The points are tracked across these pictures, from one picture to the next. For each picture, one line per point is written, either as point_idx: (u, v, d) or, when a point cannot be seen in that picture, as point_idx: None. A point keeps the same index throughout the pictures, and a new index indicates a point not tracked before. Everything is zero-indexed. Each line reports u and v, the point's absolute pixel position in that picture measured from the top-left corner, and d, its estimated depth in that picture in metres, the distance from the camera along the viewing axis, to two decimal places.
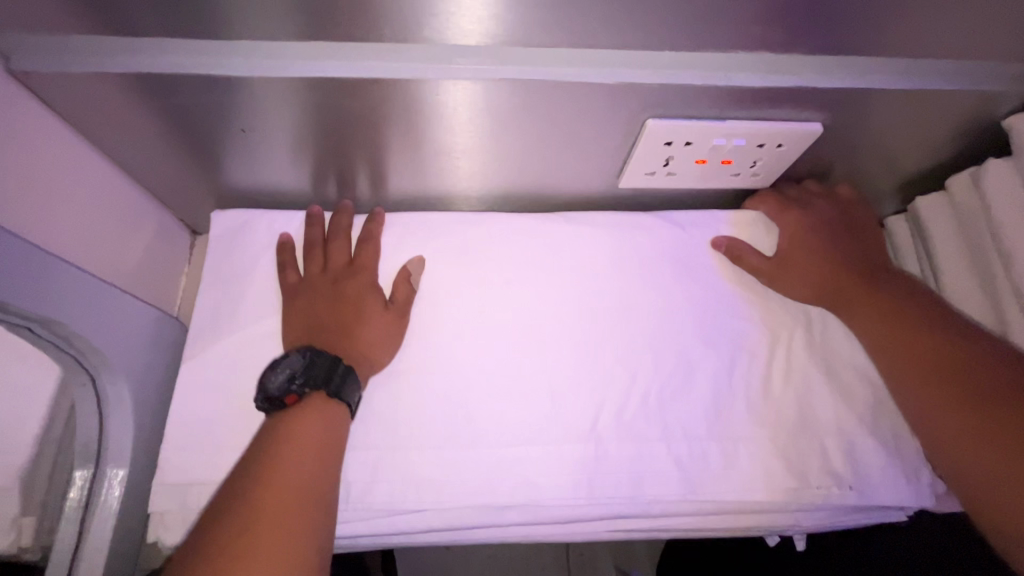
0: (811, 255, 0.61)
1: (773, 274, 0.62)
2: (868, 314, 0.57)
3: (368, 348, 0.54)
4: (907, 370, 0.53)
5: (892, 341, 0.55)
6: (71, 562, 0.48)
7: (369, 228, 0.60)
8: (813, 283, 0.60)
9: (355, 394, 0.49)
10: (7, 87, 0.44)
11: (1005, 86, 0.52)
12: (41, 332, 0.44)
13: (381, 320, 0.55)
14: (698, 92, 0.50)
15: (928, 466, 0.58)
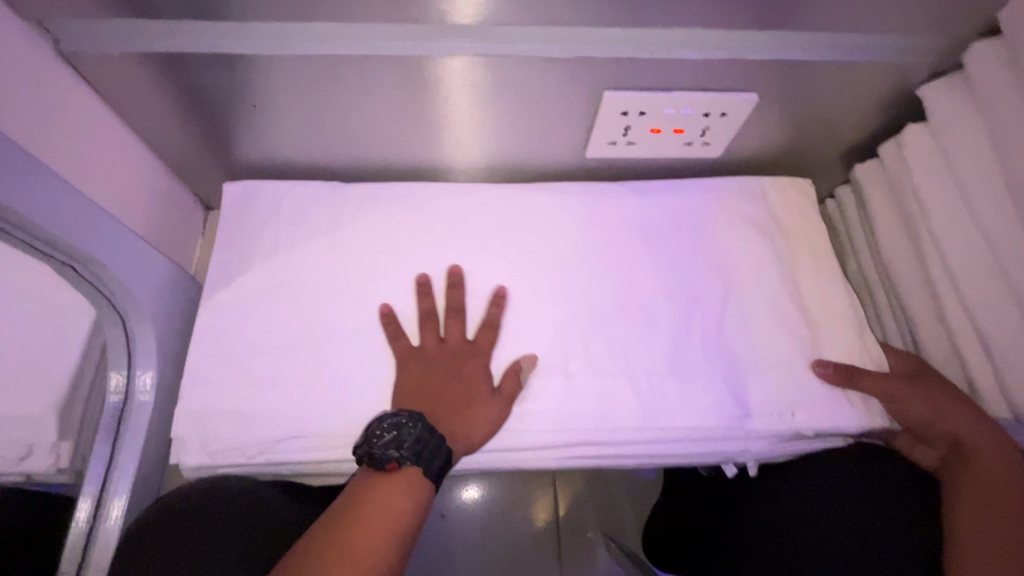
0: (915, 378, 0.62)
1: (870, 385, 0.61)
2: (975, 440, 0.58)
3: (469, 436, 0.58)
4: (1001, 486, 0.56)
5: (990, 458, 0.57)
6: (105, 474, 0.57)
7: (494, 313, 0.63)
8: (916, 408, 0.60)
9: (442, 474, 0.55)
10: (53, 65, 0.51)
11: (918, 57, 0.59)
12: (83, 272, 0.52)
13: (487, 410, 0.59)
14: (648, 65, 0.57)
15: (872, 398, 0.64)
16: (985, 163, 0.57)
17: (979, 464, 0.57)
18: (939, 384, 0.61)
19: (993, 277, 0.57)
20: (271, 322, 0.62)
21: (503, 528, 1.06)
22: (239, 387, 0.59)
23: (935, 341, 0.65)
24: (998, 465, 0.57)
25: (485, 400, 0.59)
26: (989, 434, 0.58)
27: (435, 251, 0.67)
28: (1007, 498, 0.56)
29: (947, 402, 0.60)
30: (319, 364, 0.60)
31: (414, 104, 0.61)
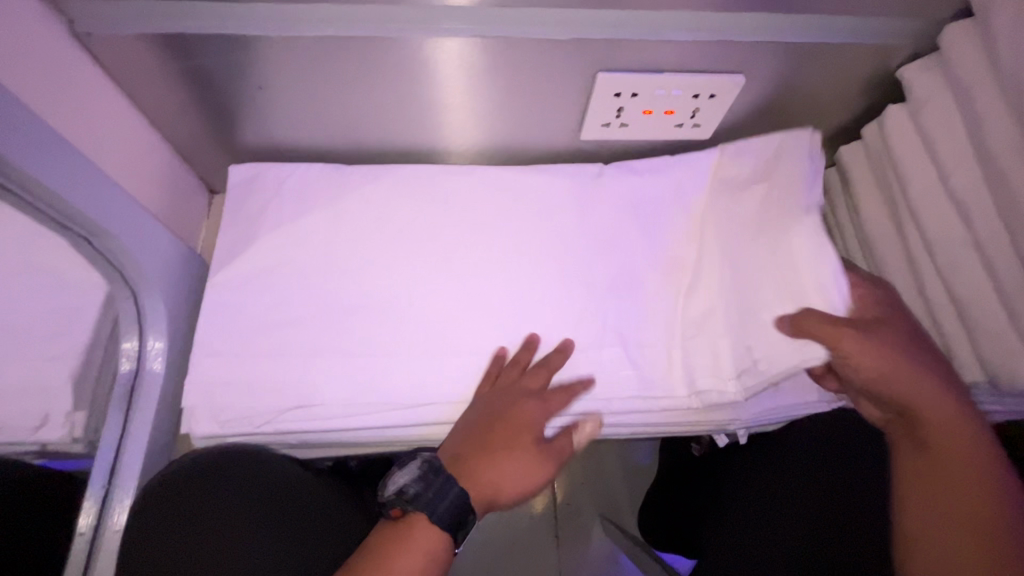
0: (877, 330, 0.58)
1: (828, 339, 0.57)
2: (927, 396, 0.57)
3: (506, 482, 0.57)
4: (956, 440, 0.57)
5: (939, 415, 0.57)
6: (117, 444, 0.58)
7: (575, 387, 0.62)
8: (877, 363, 0.57)
9: (455, 521, 0.55)
10: (68, 46, 0.54)
11: (896, 39, 0.62)
12: (96, 245, 0.54)
13: (530, 459, 0.58)
14: (639, 46, 0.59)
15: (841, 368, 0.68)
16: (959, 138, 0.60)
17: (930, 421, 0.57)
18: (896, 336, 0.58)
19: (967, 247, 0.60)
20: (277, 298, 0.64)
21: (501, 512, 1.08)
22: (246, 359, 0.61)
23: (914, 309, 0.67)
24: (947, 422, 0.57)
25: (533, 469, 0.58)
26: (942, 387, 0.58)
27: (434, 230, 0.69)
28: (962, 455, 0.57)
29: (885, 357, 0.57)
30: (324, 337, 0.62)
31: (413, 86, 0.64)
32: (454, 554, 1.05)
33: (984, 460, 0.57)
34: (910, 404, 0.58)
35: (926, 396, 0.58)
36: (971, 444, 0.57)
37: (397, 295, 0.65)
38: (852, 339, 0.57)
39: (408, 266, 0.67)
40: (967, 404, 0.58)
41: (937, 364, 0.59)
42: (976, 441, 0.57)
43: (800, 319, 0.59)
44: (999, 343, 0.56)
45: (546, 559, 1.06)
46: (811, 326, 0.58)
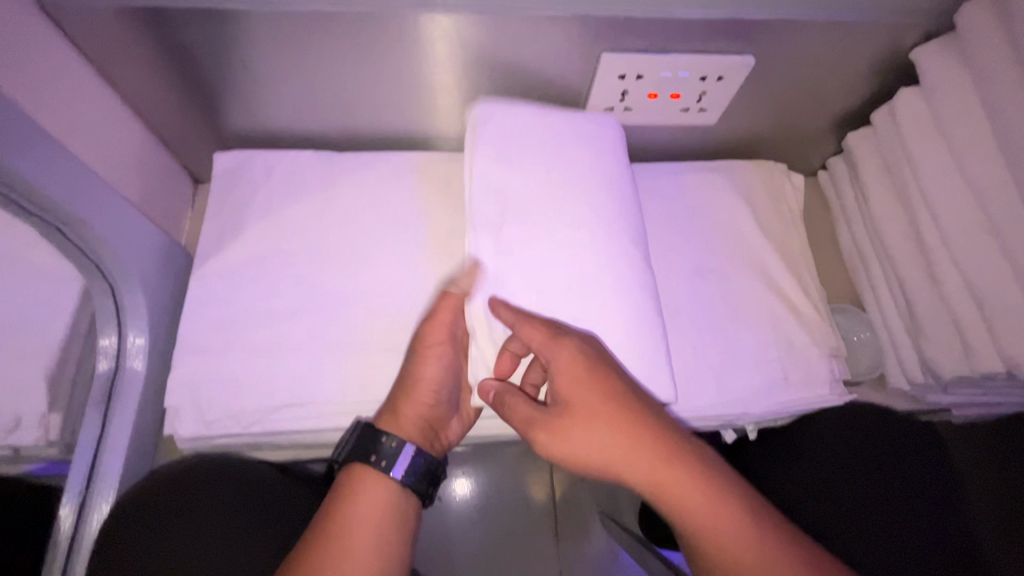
0: (597, 400, 0.48)
1: (571, 440, 0.49)
2: (674, 477, 0.47)
3: (414, 389, 0.55)
4: (696, 521, 0.46)
5: (674, 493, 0.47)
6: (96, 447, 0.55)
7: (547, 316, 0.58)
8: (616, 462, 0.48)
9: (387, 457, 0.52)
10: (36, 20, 0.50)
11: (912, 17, 0.59)
12: (70, 235, 0.50)
13: (431, 362, 0.55)
14: (646, 24, 0.56)
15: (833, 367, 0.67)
16: (975, 120, 0.59)
17: (664, 503, 0.47)
18: (598, 413, 0.48)
19: (983, 233, 0.58)
20: (266, 291, 0.60)
21: (497, 509, 1.05)
22: (234, 355, 0.58)
23: (925, 298, 0.65)
24: (671, 496, 0.47)
25: (433, 359, 0.55)
26: (652, 456, 0.47)
27: (431, 218, 0.65)
28: (737, 553, 0.45)
29: (593, 435, 0.49)
30: (315, 332, 0.59)
31: (408, 66, 0.60)
32: (451, 550, 1.03)
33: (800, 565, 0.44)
34: (622, 481, 0.48)
35: (636, 462, 0.47)
36: (748, 538, 0.45)
37: (393, 287, 0.62)
38: (573, 427, 0.49)
39: (402, 257, 0.63)
40: (751, 501, 0.47)
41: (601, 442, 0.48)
42: (729, 527, 0.46)
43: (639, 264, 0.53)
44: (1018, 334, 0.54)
45: (545, 556, 1.03)
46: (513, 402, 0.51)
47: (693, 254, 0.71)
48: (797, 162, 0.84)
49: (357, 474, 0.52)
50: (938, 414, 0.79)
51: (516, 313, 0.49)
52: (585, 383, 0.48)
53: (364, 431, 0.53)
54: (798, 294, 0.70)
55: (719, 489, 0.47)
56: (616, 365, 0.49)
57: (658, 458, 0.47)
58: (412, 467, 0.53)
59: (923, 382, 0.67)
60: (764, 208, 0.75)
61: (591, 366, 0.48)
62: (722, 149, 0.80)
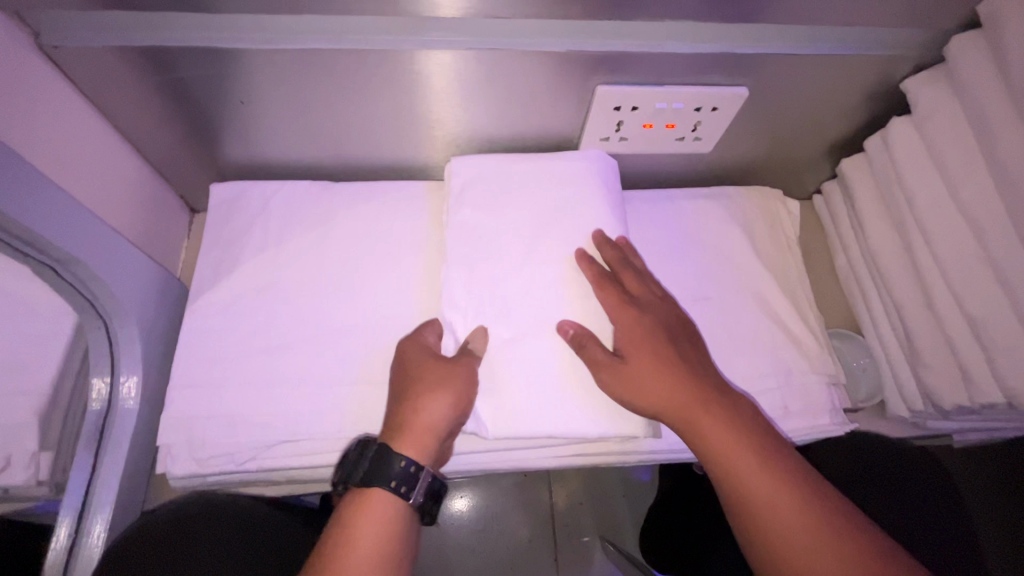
0: (660, 348, 0.56)
1: (629, 384, 0.54)
2: (715, 418, 0.53)
3: (423, 421, 0.53)
4: (730, 461, 0.52)
5: (719, 433, 0.53)
6: (87, 485, 0.54)
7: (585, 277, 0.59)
8: (668, 402, 0.54)
9: (400, 478, 0.51)
10: (35, 60, 0.50)
11: (902, 50, 0.60)
12: (62, 273, 0.50)
13: (439, 399, 0.53)
14: (640, 58, 0.57)
15: (830, 397, 0.67)
16: (967, 148, 0.59)
17: (705, 442, 0.53)
18: (651, 356, 0.55)
19: (980, 261, 0.58)
20: (262, 324, 0.60)
21: (497, 534, 1.04)
22: (229, 390, 0.57)
23: (923, 325, 0.64)
24: (716, 438, 0.53)
25: (444, 384, 0.54)
26: (700, 398, 0.54)
27: (427, 248, 0.65)
28: (763, 494, 0.51)
29: (656, 375, 0.54)
30: (310, 365, 0.59)
31: (405, 100, 0.61)
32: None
33: (822, 509, 0.50)
34: (672, 420, 0.54)
35: (687, 401, 0.54)
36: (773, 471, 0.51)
37: (390, 319, 0.62)
38: (637, 367, 0.54)
39: (399, 288, 0.63)
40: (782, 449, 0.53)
41: (665, 376, 0.54)
42: (761, 471, 0.51)
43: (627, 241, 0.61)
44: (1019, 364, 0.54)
45: None
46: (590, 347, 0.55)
47: (690, 282, 0.71)
48: (792, 186, 0.85)
49: (369, 495, 0.51)
50: (938, 440, 0.78)
51: (599, 270, 0.58)
52: (647, 330, 0.56)
53: (379, 453, 0.52)
54: (796, 321, 0.70)
55: (755, 437, 0.53)
56: (672, 328, 0.57)
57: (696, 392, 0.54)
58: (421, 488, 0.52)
59: (923, 410, 0.67)
60: (760, 234, 0.75)
61: (652, 322, 0.57)
62: (718, 175, 0.81)
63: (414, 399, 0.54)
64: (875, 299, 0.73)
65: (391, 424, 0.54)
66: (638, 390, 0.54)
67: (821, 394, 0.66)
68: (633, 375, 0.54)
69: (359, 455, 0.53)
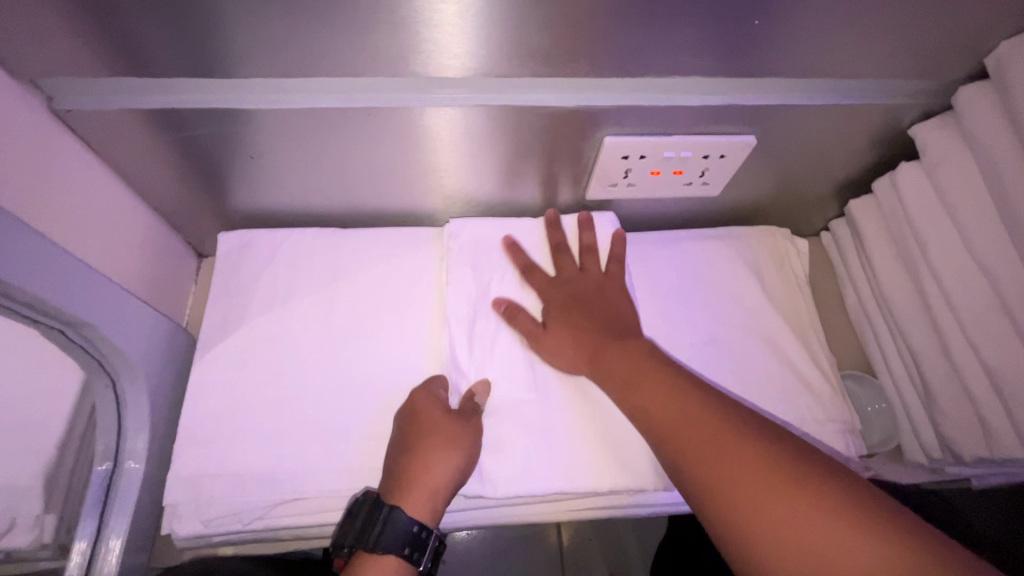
0: (574, 308, 0.60)
1: (545, 347, 0.59)
2: (621, 356, 0.55)
3: (427, 480, 0.53)
4: (643, 391, 0.51)
5: (630, 364, 0.53)
6: (90, 549, 0.54)
7: (523, 257, 0.64)
8: (579, 352, 0.58)
9: (410, 545, 0.52)
10: (50, 124, 0.51)
11: (907, 99, 0.61)
12: (72, 336, 0.50)
13: (443, 457, 0.54)
14: (647, 112, 0.57)
15: (846, 446, 0.65)
16: (979, 196, 0.58)
17: (616, 377, 0.54)
18: (565, 317, 0.59)
19: (995, 310, 0.57)
20: (270, 378, 0.60)
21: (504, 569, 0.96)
22: (236, 447, 0.56)
23: (939, 372, 0.63)
24: (624, 369, 0.54)
25: (451, 441, 0.54)
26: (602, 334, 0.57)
27: (435, 298, 0.65)
28: (679, 418, 0.48)
29: (568, 334, 0.59)
30: (318, 420, 0.58)
31: (414, 152, 0.61)
32: None
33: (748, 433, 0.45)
34: (585, 362, 0.57)
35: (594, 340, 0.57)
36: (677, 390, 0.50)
37: (398, 371, 0.61)
38: (551, 330, 0.59)
39: (407, 338, 0.63)
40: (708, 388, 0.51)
41: (572, 330, 0.59)
42: (673, 398, 0.49)
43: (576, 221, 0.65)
44: None
45: None
46: (521, 317, 0.60)
47: (700, 326, 0.70)
48: (800, 225, 0.84)
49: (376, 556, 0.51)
50: (958, 484, 0.76)
51: (522, 257, 0.64)
52: (566, 295, 0.61)
53: (392, 520, 0.52)
54: (808, 366, 0.69)
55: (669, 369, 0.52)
56: (594, 294, 0.61)
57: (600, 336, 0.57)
58: (428, 551, 0.53)
59: (941, 458, 0.66)
60: (769, 277, 0.74)
61: (571, 289, 0.61)
62: (725, 216, 0.81)
63: (424, 454, 0.54)
64: (888, 342, 0.72)
65: (391, 477, 0.54)
66: (550, 354, 0.59)
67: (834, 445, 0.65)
68: (551, 343, 0.59)
69: (369, 514, 0.53)
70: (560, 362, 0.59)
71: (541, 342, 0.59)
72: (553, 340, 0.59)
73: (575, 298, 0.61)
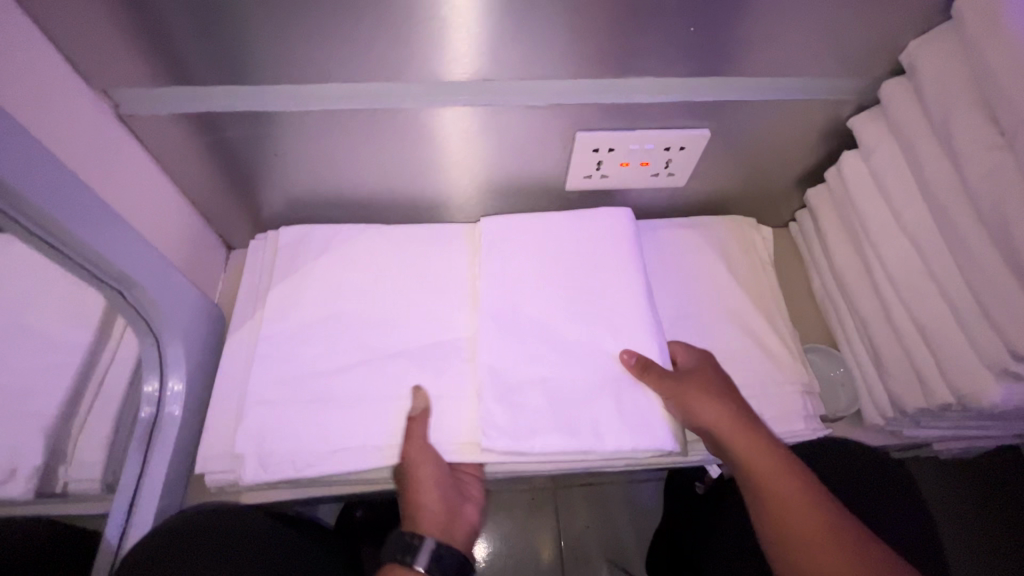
0: (715, 386, 0.64)
1: (692, 404, 0.62)
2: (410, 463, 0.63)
3: None
4: (778, 488, 0.59)
5: (762, 461, 0.60)
6: (137, 480, 0.65)
7: None
8: (721, 427, 0.62)
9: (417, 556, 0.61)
10: (113, 125, 0.62)
11: (841, 94, 0.69)
12: (128, 297, 0.60)
13: None
14: (611, 109, 0.67)
15: (804, 406, 0.72)
16: (905, 176, 0.66)
17: (753, 469, 0.60)
18: (713, 386, 0.64)
19: (924, 276, 0.64)
20: (294, 348, 0.69)
21: (513, 562, 1.12)
22: (260, 400, 0.66)
23: (885, 336, 0.70)
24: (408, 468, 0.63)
25: None
26: (749, 427, 0.62)
27: (468, 287, 0.75)
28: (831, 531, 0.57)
29: (719, 401, 0.63)
30: (364, 384, 0.67)
31: (414, 149, 0.71)
32: None
33: (862, 536, 0.56)
34: (722, 438, 0.62)
35: (730, 431, 0.62)
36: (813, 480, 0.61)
37: (400, 340, 0.70)
38: (700, 395, 0.63)
39: (412, 307, 0.73)
40: (822, 484, 0.60)
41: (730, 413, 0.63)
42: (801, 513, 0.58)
43: (644, 360, 0.65)
44: (964, 368, 0.59)
45: None
46: (652, 370, 0.64)
47: (673, 304, 0.78)
48: (769, 216, 0.93)
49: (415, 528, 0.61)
50: (921, 449, 0.82)
51: None
52: (704, 368, 0.66)
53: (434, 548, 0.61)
54: (770, 336, 0.76)
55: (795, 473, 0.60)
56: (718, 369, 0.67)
57: (749, 411, 0.64)
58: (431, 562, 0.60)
59: (895, 417, 0.71)
60: (735, 258, 0.82)
61: (706, 369, 0.66)
62: (698, 208, 0.89)
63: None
64: (844, 316, 0.79)
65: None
66: (694, 413, 0.62)
67: (796, 406, 0.71)
68: (702, 396, 0.63)
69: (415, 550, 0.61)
70: (708, 417, 0.62)
71: (683, 396, 0.63)
72: (705, 408, 0.62)
73: (713, 375, 0.66)
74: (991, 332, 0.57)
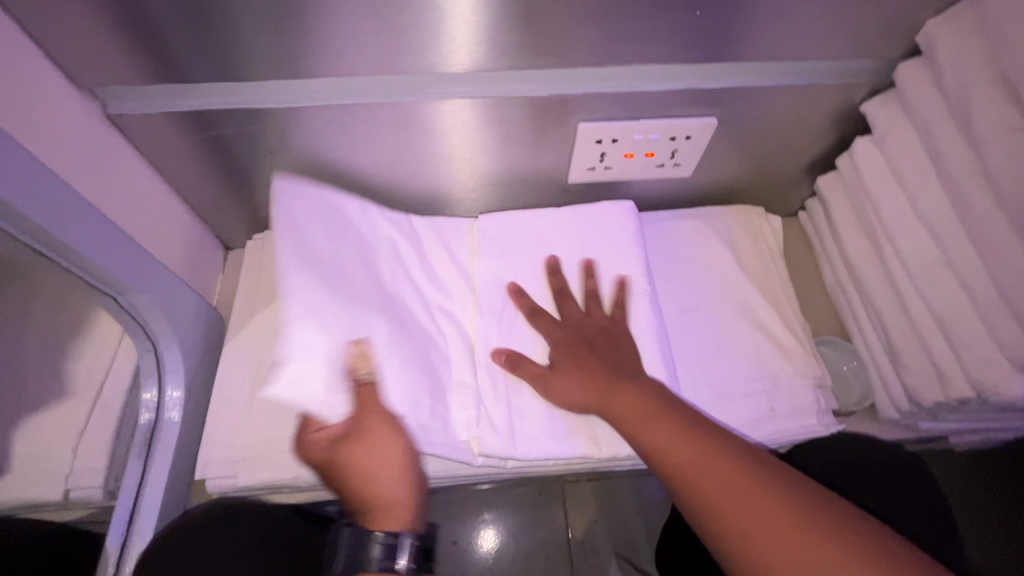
0: (581, 357, 0.63)
1: (554, 389, 0.62)
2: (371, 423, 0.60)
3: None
4: (648, 437, 0.56)
5: (631, 412, 0.57)
6: (139, 487, 0.63)
7: None
8: (588, 396, 0.60)
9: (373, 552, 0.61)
10: (103, 125, 0.61)
11: (853, 77, 0.67)
12: (122, 303, 0.59)
13: None
14: (614, 98, 0.65)
15: (817, 401, 0.70)
16: (921, 161, 0.63)
17: (624, 423, 0.57)
18: (577, 359, 0.63)
19: (941, 265, 0.62)
20: None
21: (523, 559, 1.11)
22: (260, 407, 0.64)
23: (900, 328, 0.68)
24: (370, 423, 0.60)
25: None
26: (617, 380, 0.60)
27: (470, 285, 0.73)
28: (721, 485, 0.51)
29: (582, 374, 0.62)
30: None
31: (412, 143, 0.69)
32: None
33: (741, 460, 0.52)
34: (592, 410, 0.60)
35: (592, 390, 0.60)
36: (695, 429, 0.55)
37: None
38: (560, 374, 0.62)
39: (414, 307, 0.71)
40: (698, 419, 0.56)
41: (592, 381, 0.61)
42: (690, 469, 0.53)
43: (514, 356, 0.64)
44: (983, 359, 0.57)
45: None
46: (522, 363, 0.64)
47: (679, 297, 0.76)
48: (778, 205, 0.90)
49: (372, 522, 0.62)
50: (936, 442, 0.80)
51: None
52: (565, 344, 0.64)
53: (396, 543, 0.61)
54: (781, 330, 0.74)
55: (670, 420, 0.56)
56: (597, 335, 0.64)
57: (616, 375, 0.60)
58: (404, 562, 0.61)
59: (910, 410, 0.69)
60: (744, 249, 0.80)
61: (570, 341, 0.64)
62: (704, 198, 0.87)
63: None
64: (856, 308, 0.77)
65: None
66: (558, 394, 0.62)
67: (809, 402, 0.70)
68: (565, 374, 0.62)
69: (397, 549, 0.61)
70: (575, 392, 0.61)
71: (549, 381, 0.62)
72: (573, 383, 0.61)
73: (582, 345, 0.64)
74: (1014, 325, 0.55)
